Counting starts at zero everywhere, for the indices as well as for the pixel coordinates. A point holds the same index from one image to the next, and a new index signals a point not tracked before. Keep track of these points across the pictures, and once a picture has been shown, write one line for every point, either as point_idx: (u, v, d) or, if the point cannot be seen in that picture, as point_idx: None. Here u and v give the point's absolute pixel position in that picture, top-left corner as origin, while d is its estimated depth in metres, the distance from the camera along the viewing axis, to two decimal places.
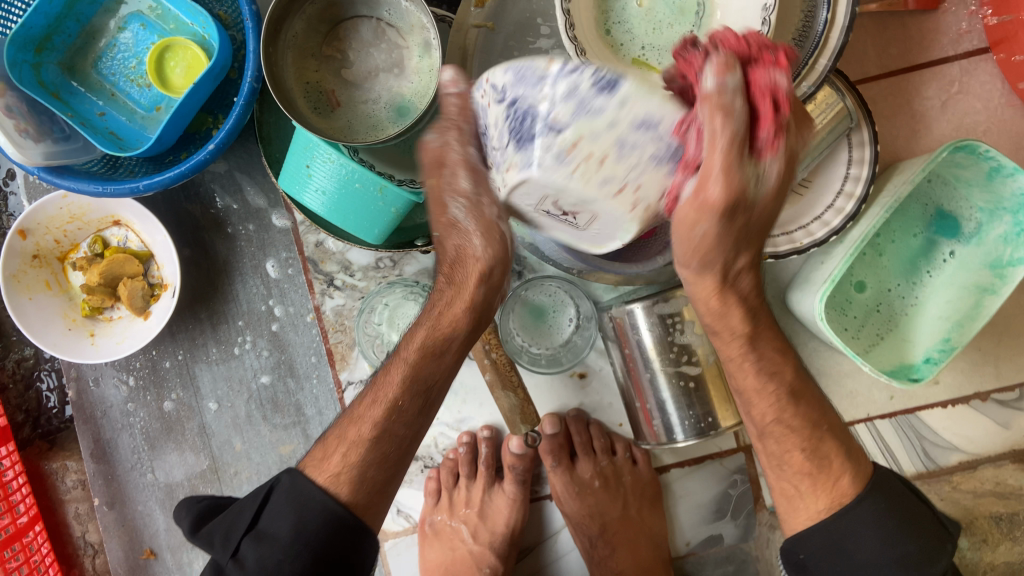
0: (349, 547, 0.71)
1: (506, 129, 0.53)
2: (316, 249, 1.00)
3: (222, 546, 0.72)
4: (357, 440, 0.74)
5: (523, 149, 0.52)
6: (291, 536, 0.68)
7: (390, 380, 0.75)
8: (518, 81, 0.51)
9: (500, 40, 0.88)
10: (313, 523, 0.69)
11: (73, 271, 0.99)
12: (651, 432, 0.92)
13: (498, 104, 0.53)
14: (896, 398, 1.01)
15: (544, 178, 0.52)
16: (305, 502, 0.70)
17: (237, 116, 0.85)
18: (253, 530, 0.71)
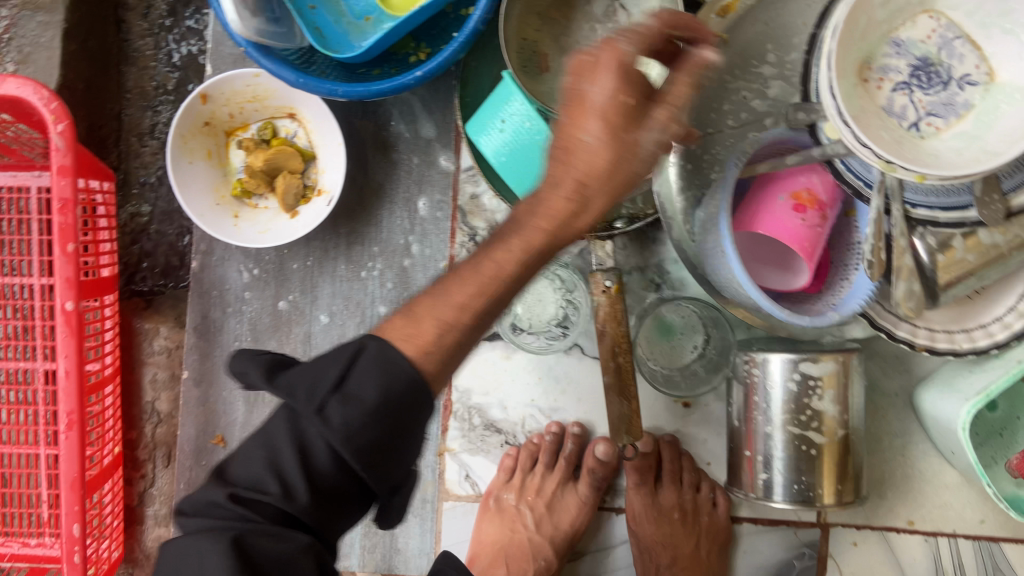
0: (417, 418, 0.54)
1: (933, 88, 0.73)
2: (470, 201, 0.99)
3: (301, 401, 0.53)
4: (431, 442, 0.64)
5: (963, 86, 0.72)
6: (379, 402, 0.51)
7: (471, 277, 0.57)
8: (925, 58, 0.73)
9: (730, 56, 0.85)
10: (398, 388, 0.52)
11: (235, 149, 0.99)
12: (749, 483, 0.90)
13: (915, 66, 0.73)
14: (986, 523, 0.98)
15: (965, 98, 0.72)
16: (395, 366, 0.53)
17: (453, 51, 0.84)
18: (337, 389, 0.52)
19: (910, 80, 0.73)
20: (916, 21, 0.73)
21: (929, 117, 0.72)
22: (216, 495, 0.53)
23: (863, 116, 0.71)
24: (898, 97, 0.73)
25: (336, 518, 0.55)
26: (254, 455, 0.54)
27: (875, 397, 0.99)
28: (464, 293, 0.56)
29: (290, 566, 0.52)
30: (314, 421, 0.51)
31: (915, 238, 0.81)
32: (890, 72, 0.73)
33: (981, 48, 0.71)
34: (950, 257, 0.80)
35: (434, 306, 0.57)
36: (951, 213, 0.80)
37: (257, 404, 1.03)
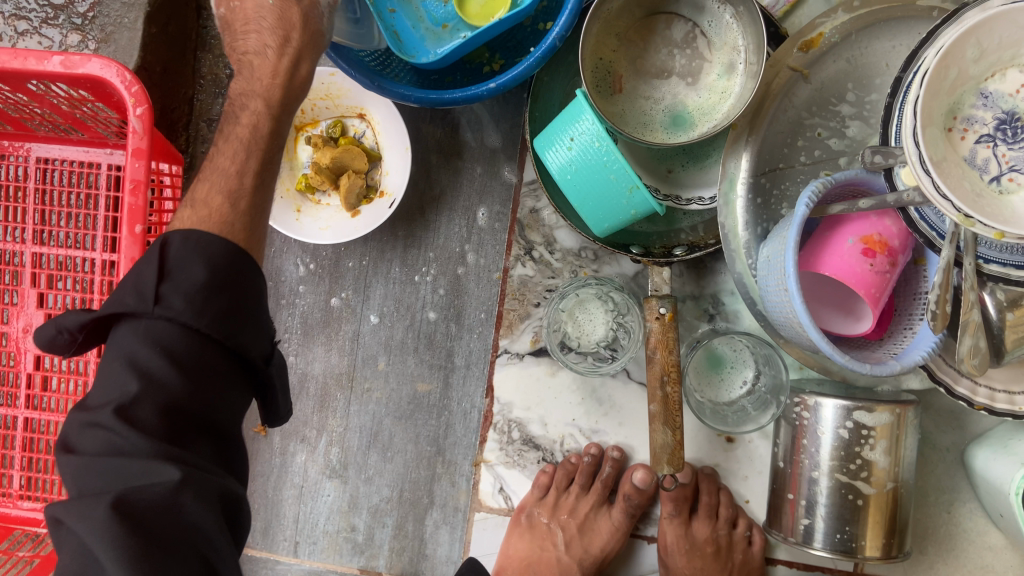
0: (250, 291, 0.63)
1: (1017, 143, 0.71)
2: (529, 215, 0.99)
3: (132, 330, 0.60)
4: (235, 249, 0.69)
5: None
6: (206, 275, 0.61)
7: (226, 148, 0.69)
8: (1011, 112, 0.71)
9: (806, 93, 0.85)
10: (211, 252, 0.62)
11: (303, 144, 1.00)
12: (790, 527, 0.88)
13: (1001, 120, 0.71)
14: None
15: None
16: (192, 236, 0.62)
17: (529, 67, 0.83)
18: (156, 286, 0.60)
19: (994, 133, 0.71)
20: (1006, 74, 0.70)
21: (1011, 172, 0.71)
22: (98, 417, 0.57)
23: (946, 166, 0.70)
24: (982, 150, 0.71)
25: (212, 407, 0.60)
26: (110, 377, 0.59)
27: (925, 450, 0.97)
28: (230, 158, 0.69)
29: (166, 505, 0.55)
30: (157, 313, 0.59)
31: (984, 291, 0.79)
32: (973, 124, 0.71)
33: None
34: (1021, 314, 0.79)
35: (213, 184, 0.68)
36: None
37: (301, 396, 1.04)
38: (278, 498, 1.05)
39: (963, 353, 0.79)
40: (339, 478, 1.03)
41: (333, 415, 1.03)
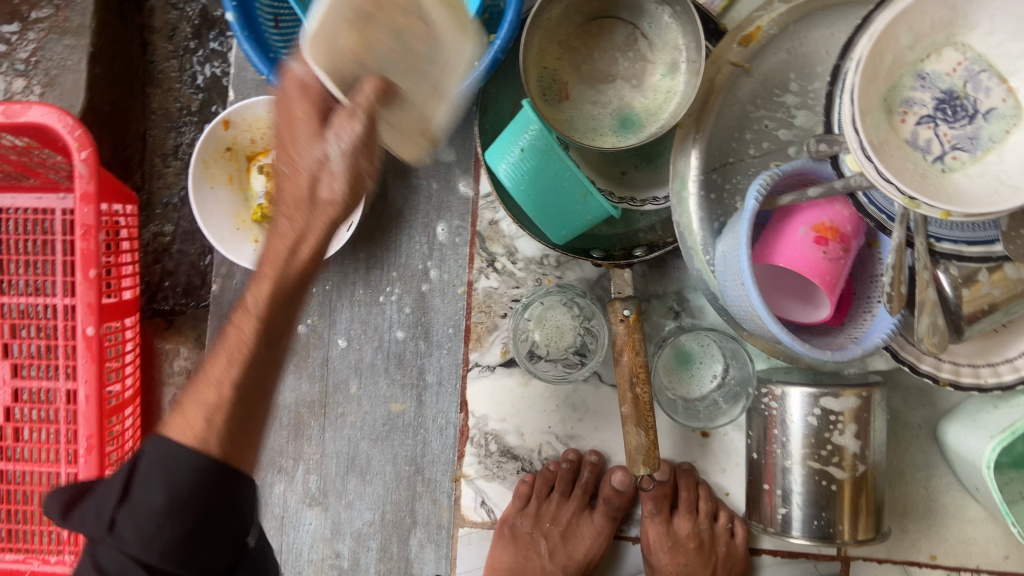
0: (229, 497, 0.57)
1: (958, 122, 0.73)
2: (488, 227, 0.99)
3: (94, 523, 0.56)
4: (218, 376, 0.59)
5: (986, 121, 0.72)
6: (166, 502, 0.54)
7: (227, 349, 0.59)
8: (949, 93, 0.73)
9: (749, 86, 0.86)
10: (185, 481, 0.55)
11: (256, 173, 0.99)
12: (768, 517, 0.88)
13: (940, 100, 0.73)
14: (1012, 559, 0.96)
15: (987, 133, 0.72)
16: (170, 460, 0.55)
17: (473, 82, 0.84)
18: (125, 496, 0.55)
19: (934, 113, 0.73)
20: (942, 54, 0.72)
21: (953, 150, 0.73)
22: None
23: (885, 148, 0.71)
24: (923, 130, 0.73)
25: None
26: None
27: (898, 428, 0.98)
28: (216, 381, 0.58)
29: None
30: (108, 538, 0.55)
31: (939, 269, 0.80)
32: (914, 106, 0.73)
33: (1006, 82, 0.72)
34: (977, 291, 0.79)
35: (197, 401, 0.58)
36: (975, 247, 0.78)
37: (275, 427, 1.03)
38: None
39: (922, 331, 0.79)
40: (320, 506, 1.03)
41: (308, 443, 1.03)
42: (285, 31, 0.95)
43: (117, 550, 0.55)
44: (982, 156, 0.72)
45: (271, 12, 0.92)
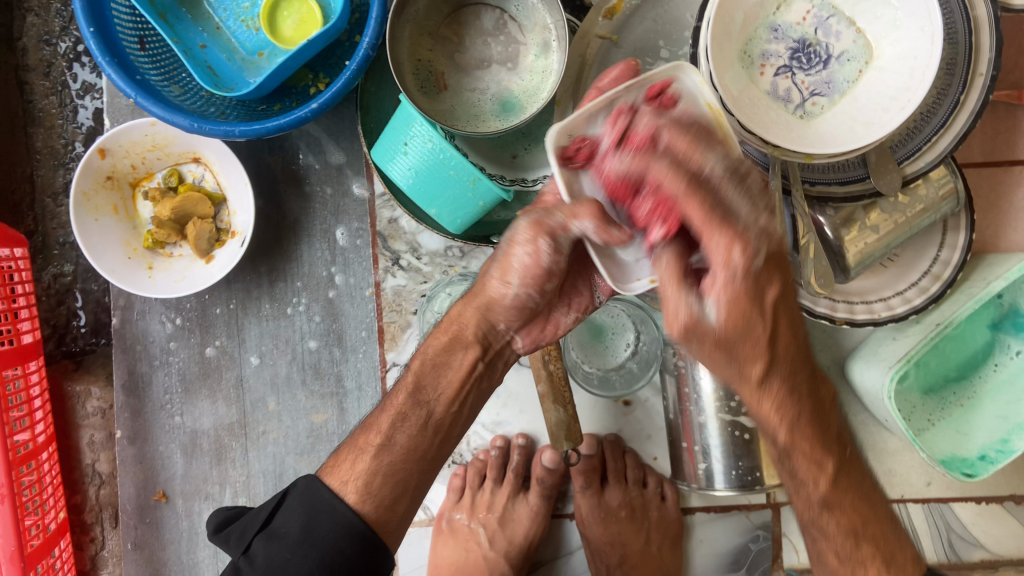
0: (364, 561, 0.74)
1: (817, 68, 0.76)
2: (389, 225, 0.98)
3: (237, 543, 0.76)
4: (366, 447, 0.77)
5: (841, 64, 0.75)
6: (300, 536, 0.73)
7: (391, 405, 0.79)
8: (802, 40, 0.76)
9: (621, 57, 0.87)
10: (322, 529, 0.73)
11: (143, 200, 0.98)
12: (692, 474, 0.91)
13: (795, 49, 0.76)
14: (933, 484, 1.00)
15: (842, 75, 0.75)
16: (316, 506, 0.74)
17: (345, 81, 0.83)
18: (266, 528, 0.75)
19: (790, 63, 0.76)
20: (790, 5, 0.75)
21: (813, 96, 0.76)
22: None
23: (746, 101, 0.74)
24: (782, 80, 0.76)
25: None
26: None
27: None
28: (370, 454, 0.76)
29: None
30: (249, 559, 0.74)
31: (819, 213, 0.84)
32: (772, 58, 0.76)
33: (854, 24, 0.75)
34: (856, 230, 0.83)
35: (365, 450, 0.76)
36: (849, 187, 0.81)
37: (196, 454, 1.01)
38: (194, 561, 1.02)
39: (808, 276, 0.83)
40: None
41: (232, 466, 1.01)
42: (153, 52, 0.92)
43: (253, 564, 0.73)
44: (840, 99, 0.75)
45: (134, 33, 0.90)
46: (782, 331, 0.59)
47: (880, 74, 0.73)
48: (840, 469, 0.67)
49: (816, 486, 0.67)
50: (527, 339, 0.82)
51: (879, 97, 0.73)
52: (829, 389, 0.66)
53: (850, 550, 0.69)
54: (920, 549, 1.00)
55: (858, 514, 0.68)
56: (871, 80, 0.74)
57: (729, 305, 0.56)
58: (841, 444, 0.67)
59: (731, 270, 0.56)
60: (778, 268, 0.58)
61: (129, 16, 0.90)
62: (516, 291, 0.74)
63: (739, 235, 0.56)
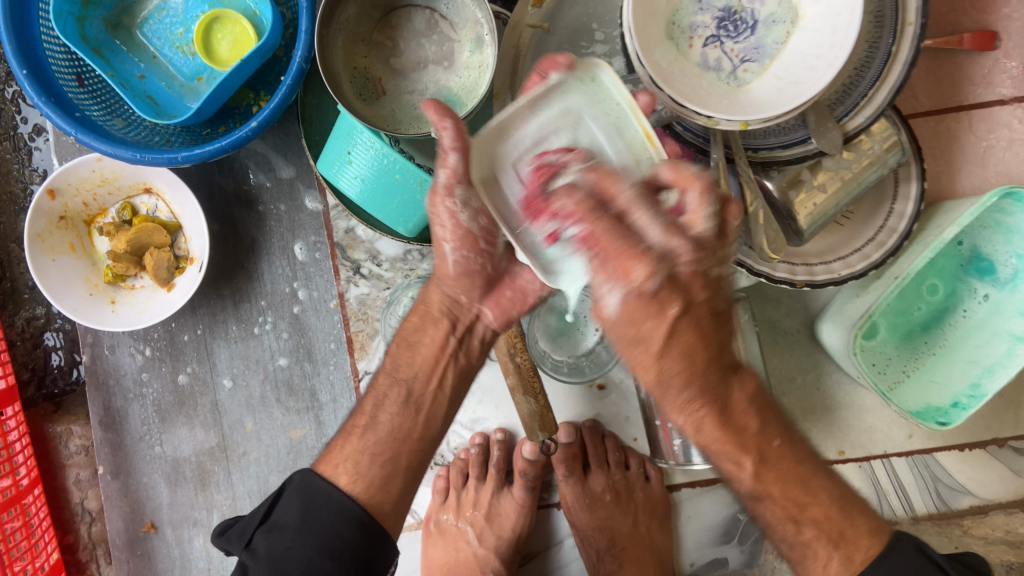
0: (369, 553, 0.69)
1: (743, 34, 0.76)
2: (345, 236, 0.98)
3: (237, 540, 0.71)
4: (355, 429, 0.75)
5: (767, 27, 0.75)
6: (299, 524, 0.68)
7: (372, 390, 0.77)
8: (726, 9, 0.76)
9: (554, 44, 0.87)
10: (320, 514, 0.69)
11: (99, 236, 0.99)
12: (670, 451, 0.92)
13: (720, 18, 0.76)
14: (915, 437, 1.00)
15: (769, 37, 0.75)
16: (314, 494, 0.70)
17: (282, 96, 0.83)
18: (266, 522, 0.70)
19: (718, 33, 0.76)
20: None
21: (744, 64, 0.75)
22: None
23: (677, 74, 0.74)
24: (710, 49, 0.76)
25: None
26: None
27: (779, 337, 1.01)
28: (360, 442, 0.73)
29: None
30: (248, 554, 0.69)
31: (764, 176, 0.84)
32: (700, 30, 0.76)
33: None
34: (804, 192, 0.83)
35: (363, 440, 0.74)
36: (792, 150, 0.81)
37: (180, 482, 1.02)
38: None
39: (759, 241, 0.83)
40: None
41: (217, 490, 1.02)
42: (91, 88, 0.92)
43: (256, 558, 0.68)
44: (769, 62, 0.75)
45: (70, 70, 0.90)
46: (684, 338, 0.59)
47: (808, 33, 0.72)
48: (761, 461, 0.66)
49: (742, 481, 0.67)
50: (496, 311, 0.79)
51: (808, 56, 0.72)
52: (743, 390, 0.65)
53: (793, 536, 0.68)
54: (909, 502, 1.00)
55: (792, 500, 0.67)
56: (798, 41, 0.73)
57: (626, 309, 0.58)
58: (765, 441, 0.66)
59: (629, 286, 0.57)
60: (681, 291, 0.58)
61: (64, 54, 0.90)
62: (453, 257, 0.73)
63: (646, 259, 0.57)
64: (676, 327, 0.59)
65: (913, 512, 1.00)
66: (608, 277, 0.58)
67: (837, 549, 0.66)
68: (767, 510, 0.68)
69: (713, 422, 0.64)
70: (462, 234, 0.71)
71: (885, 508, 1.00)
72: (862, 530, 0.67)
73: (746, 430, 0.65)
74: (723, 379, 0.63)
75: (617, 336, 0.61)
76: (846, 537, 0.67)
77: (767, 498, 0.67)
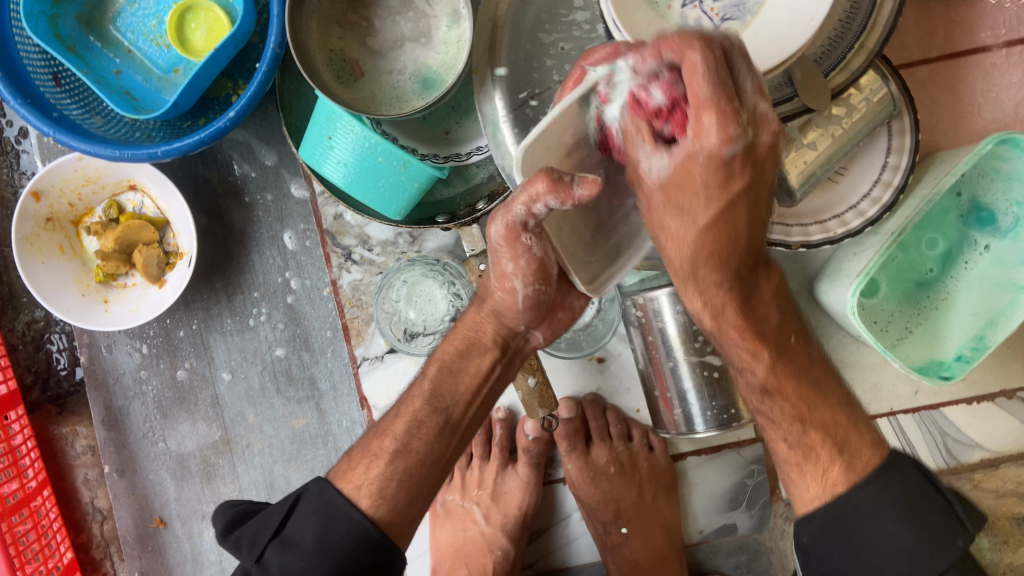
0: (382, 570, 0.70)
1: None
2: (334, 222, 0.97)
3: (248, 551, 0.71)
4: (382, 453, 0.72)
5: None
6: (317, 546, 0.68)
7: (407, 411, 0.74)
8: None
9: (532, 13, 0.84)
10: (338, 535, 0.68)
11: (87, 236, 0.98)
12: (670, 420, 0.91)
13: None
14: (921, 393, 0.99)
15: None
16: (333, 513, 0.69)
17: (258, 83, 0.82)
18: (280, 536, 0.69)
19: None
20: None
21: (724, 23, 0.73)
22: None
23: (657, 36, 0.72)
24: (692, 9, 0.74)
25: None
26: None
27: None
28: None
29: None
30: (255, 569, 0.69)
31: None
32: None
33: None
34: (794, 151, 0.81)
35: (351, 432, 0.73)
36: (781, 108, 0.78)
37: (186, 477, 1.02)
38: None
39: None
40: None
41: (223, 482, 1.02)
42: (69, 87, 0.91)
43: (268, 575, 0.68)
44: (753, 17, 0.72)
45: (46, 70, 0.89)
46: (739, 205, 0.59)
47: None
48: (778, 355, 0.71)
49: (755, 372, 0.71)
50: (548, 330, 0.77)
51: (791, 12, 0.69)
52: (768, 283, 0.69)
53: (797, 436, 0.71)
54: (918, 459, 0.99)
55: (803, 399, 0.71)
56: None
57: (683, 178, 0.56)
58: (784, 334, 0.71)
59: (700, 145, 0.53)
60: (755, 159, 0.55)
61: (38, 55, 0.89)
62: (523, 293, 0.69)
63: (727, 122, 0.51)
64: (734, 197, 0.57)
65: None
66: (650, 142, 0.54)
67: (841, 455, 0.69)
68: (777, 409, 0.72)
69: (732, 310, 0.68)
70: (533, 268, 0.67)
71: (893, 465, 0.99)
72: (865, 440, 0.70)
73: (767, 319, 0.70)
74: (751, 272, 0.67)
75: (660, 206, 0.60)
76: (850, 446, 0.70)
77: (780, 397, 0.71)
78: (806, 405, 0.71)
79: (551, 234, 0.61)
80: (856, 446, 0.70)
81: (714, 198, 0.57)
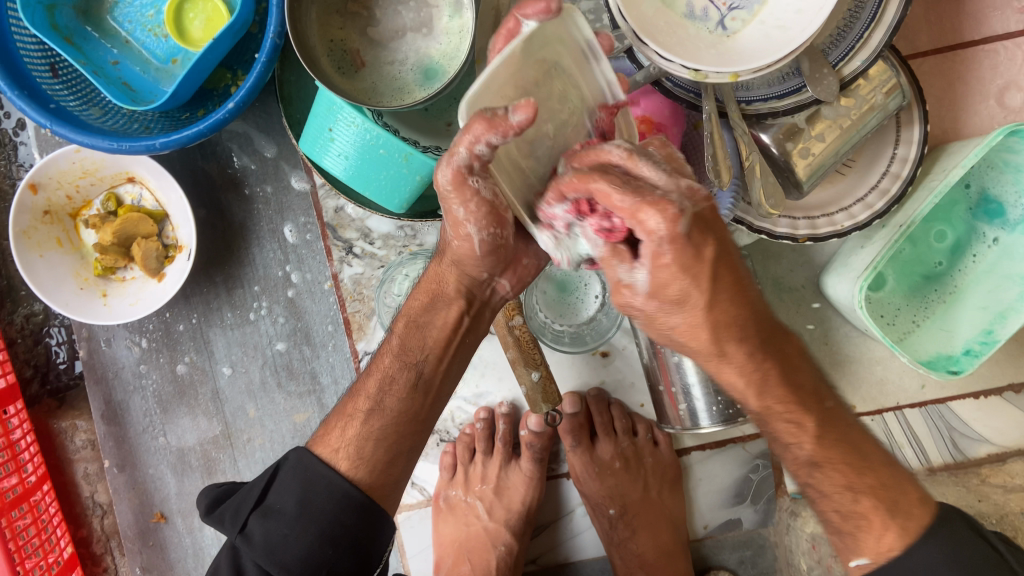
0: (369, 532, 0.69)
1: None
2: (335, 215, 0.96)
3: (231, 523, 0.70)
4: (355, 414, 0.73)
5: None
6: (298, 511, 0.68)
7: (377, 370, 0.75)
8: None
9: None
10: (319, 500, 0.68)
11: (85, 228, 0.97)
12: (675, 416, 0.90)
13: None
14: (928, 387, 0.98)
15: None
16: (312, 479, 0.69)
17: (258, 74, 0.81)
18: (261, 506, 0.69)
19: None
20: None
21: (732, 11, 0.72)
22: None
23: (663, 26, 0.70)
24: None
25: None
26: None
27: (785, 294, 0.98)
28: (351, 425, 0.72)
29: None
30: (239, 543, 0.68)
31: (759, 130, 0.82)
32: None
33: None
34: (801, 143, 0.80)
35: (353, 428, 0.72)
36: (786, 101, 0.78)
37: (187, 472, 1.02)
38: None
39: (756, 197, 0.80)
40: None
41: (224, 477, 1.01)
42: (66, 78, 0.89)
43: (252, 546, 0.67)
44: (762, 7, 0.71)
45: (43, 61, 0.88)
46: (721, 268, 0.56)
47: None
48: (822, 423, 0.63)
49: (802, 447, 0.63)
50: (513, 281, 0.75)
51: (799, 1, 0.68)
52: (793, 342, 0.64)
53: (848, 504, 0.63)
54: (924, 453, 0.98)
55: (851, 468, 0.65)
56: None
57: (659, 267, 0.54)
58: (819, 398, 0.64)
59: (655, 236, 0.52)
60: (704, 222, 0.54)
61: (35, 45, 0.87)
62: (478, 239, 0.66)
63: (662, 202, 0.50)
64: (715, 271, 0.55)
65: (928, 463, 0.98)
66: (626, 260, 0.55)
67: (887, 512, 0.66)
68: (831, 486, 0.66)
69: None
70: (485, 212, 0.64)
71: (900, 460, 0.99)
72: None
73: (813, 376, 0.64)
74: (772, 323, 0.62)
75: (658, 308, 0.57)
76: None
77: (827, 467, 0.63)
78: (839, 432, 0.64)
79: (500, 179, 0.58)
80: (894, 494, 0.67)
81: (699, 274, 0.54)
